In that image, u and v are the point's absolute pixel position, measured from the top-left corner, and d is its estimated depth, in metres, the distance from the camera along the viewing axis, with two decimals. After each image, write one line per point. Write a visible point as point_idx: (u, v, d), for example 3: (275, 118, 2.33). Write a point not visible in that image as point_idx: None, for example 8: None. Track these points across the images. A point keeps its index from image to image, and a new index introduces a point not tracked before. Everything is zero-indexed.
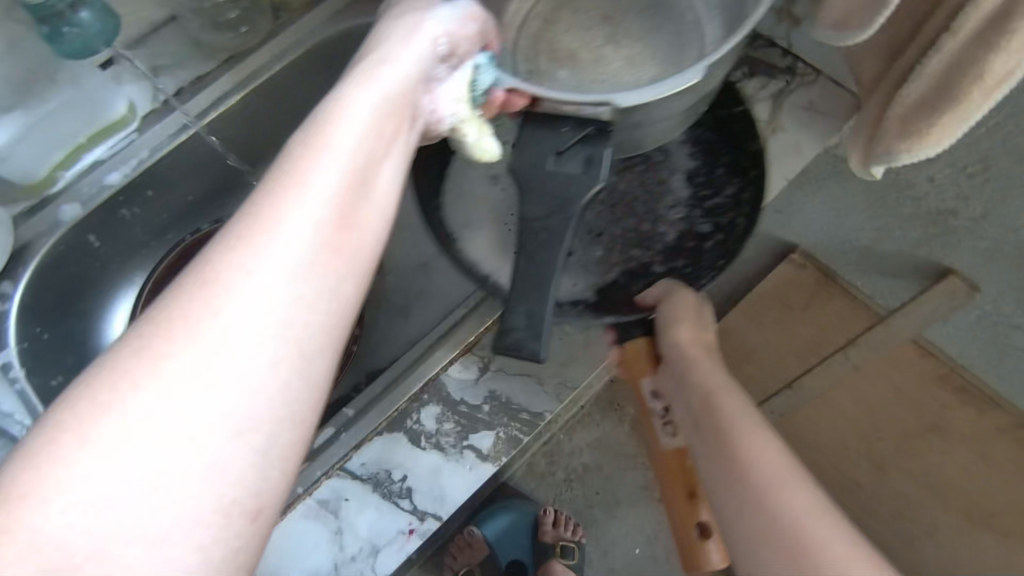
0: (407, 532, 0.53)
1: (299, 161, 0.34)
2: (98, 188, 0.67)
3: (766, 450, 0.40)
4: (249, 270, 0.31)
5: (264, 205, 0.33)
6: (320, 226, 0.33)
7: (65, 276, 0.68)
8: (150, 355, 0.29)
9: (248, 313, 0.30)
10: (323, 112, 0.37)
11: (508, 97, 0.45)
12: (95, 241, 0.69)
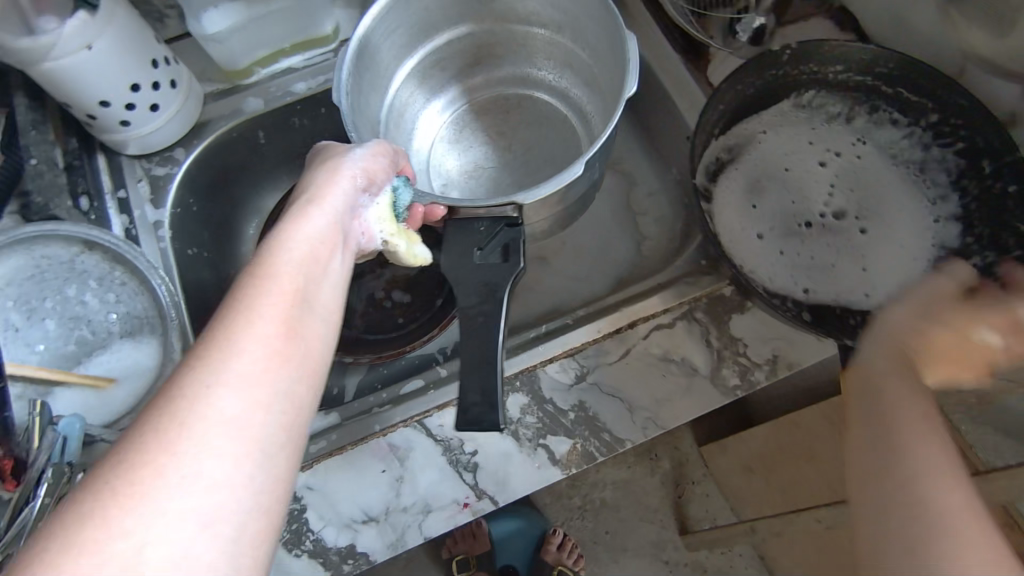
0: (461, 504, 0.53)
1: (248, 296, 0.36)
2: (284, 92, 0.71)
3: (949, 481, 0.33)
4: (201, 400, 0.31)
5: (218, 332, 0.34)
6: (266, 340, 0.34)
7: (229, 160, 0.72)
8: (121, 480, 0.28)
9: (209, 426, 0.31)
10: (268, 248, 0.40)
11: (429, 209, 0.55)
12: (261, 136, 0.72)
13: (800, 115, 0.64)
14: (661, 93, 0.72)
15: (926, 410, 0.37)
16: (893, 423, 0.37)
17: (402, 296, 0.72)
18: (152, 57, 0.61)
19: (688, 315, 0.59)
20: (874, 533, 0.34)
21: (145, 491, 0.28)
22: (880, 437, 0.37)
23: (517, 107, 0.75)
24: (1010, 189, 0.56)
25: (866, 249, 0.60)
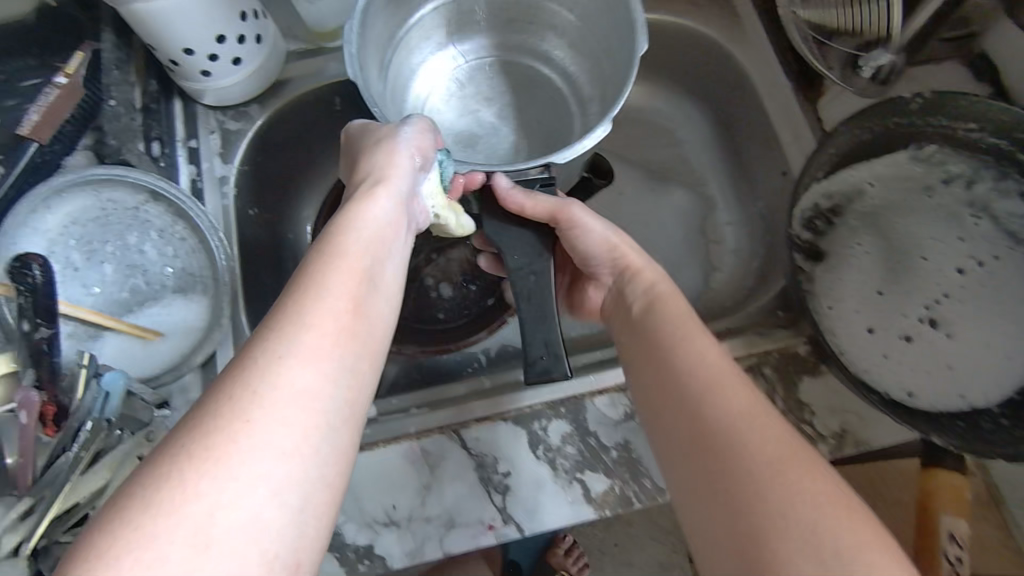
0: (486, 526, 0.51)
1: (320, 273, 0.37)
2: None
3: (748, 438, 0.38)
4: (268, 375, 0.33)
5: (289, 310, 0.35)
6: (333, 317, 0.36)
7: (303, 123, 0.70)
8: (198, 446, 0.30)
9: (278, 402, 0.32)
10: (338, 225, 0.40)
11: (469, 177, 0.52)
12: (337, 103, 0.70)
13: (914, 170, 0.59)
14: (761, 119, 0.67)
15: (738, 382, 0.42)
16: (690, 410, 0.42)
17: (449, 292, 0.70)
18: (241, 9, 0.59)
19: (753, 369, 0.55)
20: (699, 526, 0.39)
21: (218, 461, 0.30)
22: (691, 449, 0.41)
23: (530, 81, 0.68)
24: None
25: (953, 330, 0.56)
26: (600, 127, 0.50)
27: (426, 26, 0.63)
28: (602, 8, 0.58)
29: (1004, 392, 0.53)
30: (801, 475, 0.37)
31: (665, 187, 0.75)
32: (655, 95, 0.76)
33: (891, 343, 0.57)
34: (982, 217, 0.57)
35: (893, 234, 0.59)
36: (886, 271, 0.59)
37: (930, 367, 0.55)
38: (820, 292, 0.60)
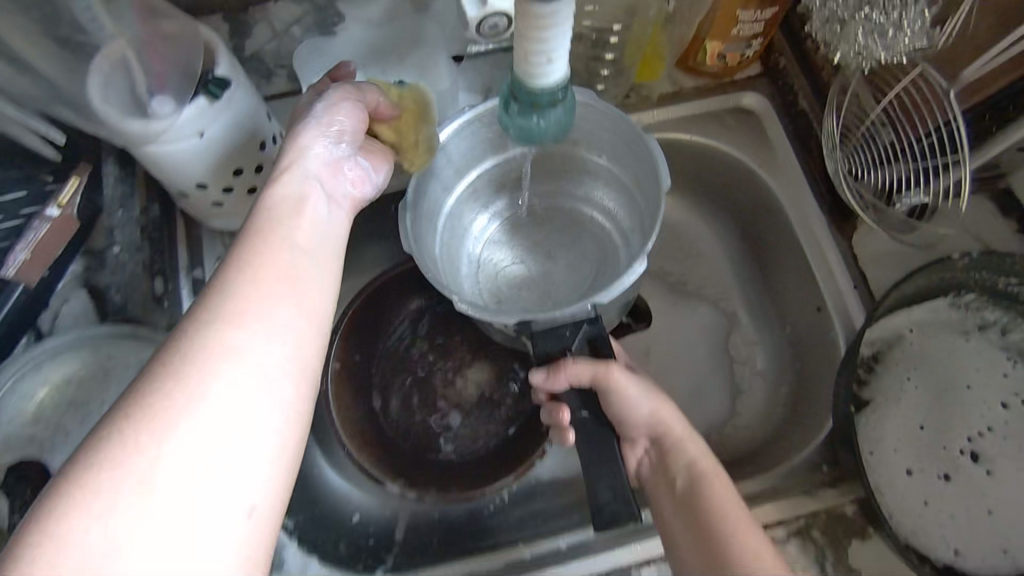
0: None
1: (265, 289, 0.36)
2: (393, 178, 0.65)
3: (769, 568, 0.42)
4: (234, 307, 0.34)
5: (208, 303, 0.34)
6: (252, 333, 0.34)
7: None
8: (118, 446, 0.30)
9: (245, 350, 0.33)
10: (261, 218, 0.39)
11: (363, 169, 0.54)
12: None
13: (952, 315, 0.58)
14: (792, 246, 0.66)
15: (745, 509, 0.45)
16: (706, 531, 0.44)
17: (457, 421, 0.69)
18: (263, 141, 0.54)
19: (803, 531, 0.54)
20: None
21: (150, 431, 0.30)
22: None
23: (573, 227, 0.66)
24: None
25: (994, 468, 0.55)
26: (639, 263, 0.52)
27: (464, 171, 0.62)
28: (625, 140, 0.58)
29: None
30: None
31: (689, 302, 0.73)
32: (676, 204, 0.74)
33: (929, 471, 0.55)
34: (1018, 362, 0.57)
35: (936, 369, 0.58)
36: (932, 412, 0.57)
37: (970, 516, 0.54)
38: (863, 436, 0.57)
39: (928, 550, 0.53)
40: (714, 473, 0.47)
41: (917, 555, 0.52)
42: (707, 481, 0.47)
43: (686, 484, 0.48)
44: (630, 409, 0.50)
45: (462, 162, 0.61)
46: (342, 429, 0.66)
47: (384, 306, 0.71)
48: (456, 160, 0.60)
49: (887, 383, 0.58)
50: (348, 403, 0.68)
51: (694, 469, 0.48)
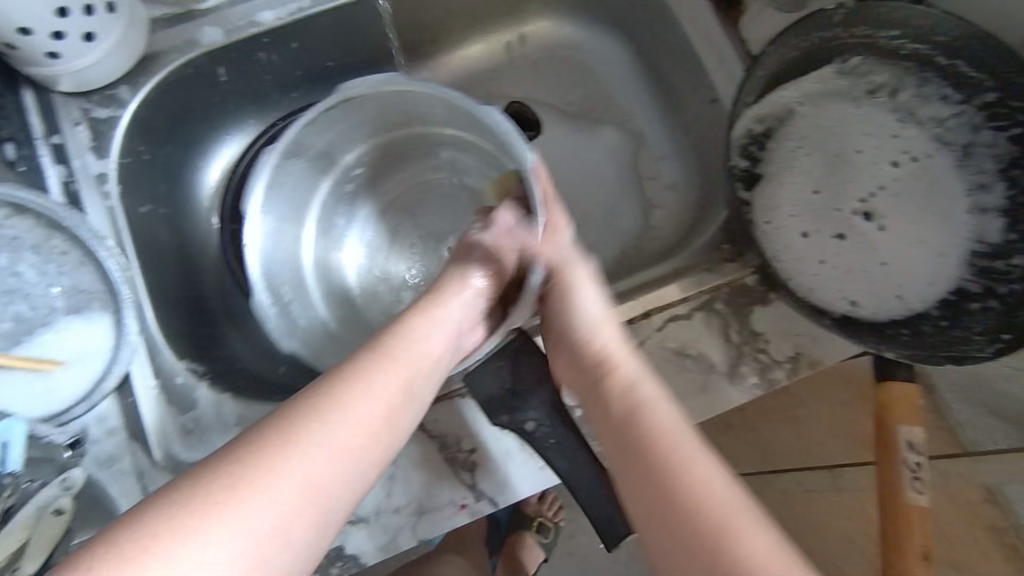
0: (458, 506, 0.50)
1: (387, 362, 0.42)
2: (246, 22, 0.61)
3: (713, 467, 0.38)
4: (385, 367, 0.42)
5: (365, 371, 0.41)
6: (383, 403, 0.41)
7: (183, 101, 0.62)
8: (266, 441, 0.37)
9: (344, 418, 0.39)
10: (417, 321, 0.46)
11: None
12: (222, 74, 0.63)
13: (840, 83, 0.59)
14: (682, 43, 0.64)
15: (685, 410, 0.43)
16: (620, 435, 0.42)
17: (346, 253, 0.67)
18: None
19: (707, 306, 0.54)
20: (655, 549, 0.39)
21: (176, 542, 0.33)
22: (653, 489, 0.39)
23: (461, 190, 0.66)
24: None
25: (884, 223, 0.56)
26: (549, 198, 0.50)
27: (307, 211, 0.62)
28: (415, 104, 0.57)
29: (941, 293, 0.54)
30: (766, 534, 0.35)
31: (595, 127, 0.73)
32: (565, 32, 0.73)
33: (817, 227, 0.56)
34: (907, 124, 0.58)
35: (825, 135, 0.58)
36: (823, 177, 0.57)
37: (863, 267, 0.55)
38: (759, 208, 0.57)
39: (825, 304, 0.54)
40: (651, 405, 0.42)
41: (815, 310, 0.54)
42: (643, 422, 0.41)
43: (612, 426, 0.42)
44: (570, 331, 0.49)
45: (276, 224, 0.59)
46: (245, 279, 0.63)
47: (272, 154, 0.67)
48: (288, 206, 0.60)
49: (780, 157, 0.59)
50: None
51: (614, 401, 0.43)
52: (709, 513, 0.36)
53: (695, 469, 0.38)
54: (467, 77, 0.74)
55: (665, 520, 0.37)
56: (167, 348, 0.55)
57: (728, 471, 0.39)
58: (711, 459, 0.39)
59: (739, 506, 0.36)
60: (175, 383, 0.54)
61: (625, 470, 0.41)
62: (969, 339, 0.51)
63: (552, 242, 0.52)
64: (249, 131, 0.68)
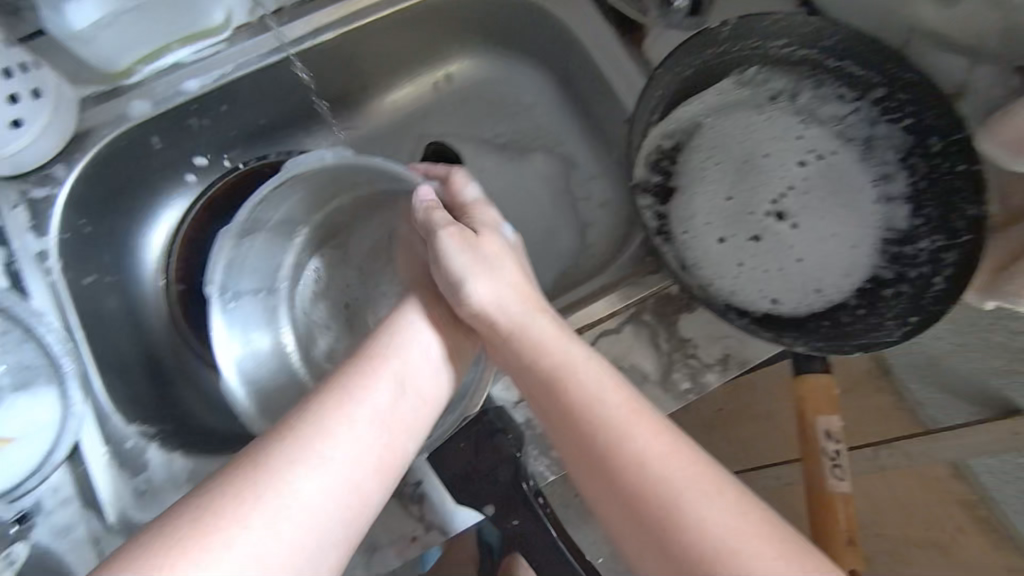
0: (411, 538, 0.54)
1: (346, 395, 0.43)
2: (173, 92, 0.62)
3: (652, 442, 0.39)
4: (355, 395, 0.44)
5: (328, 407, 0.43)
6: (372, 423, 0.43)
7: (119, 173, 0.64)
8: (273, 458, 0.40)
9: (337, 442, 0.41)
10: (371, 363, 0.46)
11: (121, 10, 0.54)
12: (156, 142, 0.65)
13: (742, 92, 0.60)
14: (596, 68, 0.67)
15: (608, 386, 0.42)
16: (565, 420, 0.42)
17: None
18: (33, 86, 0.56)
19: (635, 318, 0.56)
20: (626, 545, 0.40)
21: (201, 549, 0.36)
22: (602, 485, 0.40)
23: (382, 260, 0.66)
24: (959, 169, 0.51)
25: (798, 221, 0.58)
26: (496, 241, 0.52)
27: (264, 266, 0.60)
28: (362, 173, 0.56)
29: (857, 283, 0.56)
30: (711, 490, 0.37)
31: (523, 155, 0.75)
32: (490, 65, 0.75)
33: (732, 232, 0.58)
34: (809, 124, 0.59)
35: (734, 143, 0.60)
36: (735, 183, 0.59)
37: (780, 266, 0.57)
38: (677, 219, 0.59)
39: (747, 305, 0.56)
40: (582, 382, 0.43)
41: (735, 312, 0.56)
42: (580, 398, 0.42)
43: (548, 400, 0.44)
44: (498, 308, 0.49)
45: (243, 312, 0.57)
46: (194, 342, 0.66)
47: (215, 211, 0.69)
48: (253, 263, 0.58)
49: (692, 167, 0.60)
50: (201, 319, 0.68)
51: (544, 380, 0.44)
52: (649, 481, 0.38)
53: (635, 436, 0.39)
54: (395, 117, 0.76)
55: (596, 474, 0.40)
56: (116, 413, 0.58)
57: (670, 428, 0.41)
58: (652, 421, 0.40)
59: (681, 463, 0.38)
60: (126, 447, 0.58)
61: (572, 449, 0.42)
62: (880, 326, 0.53)
63: (504, 264, 0.50)
64: (189, 191, 0.71)
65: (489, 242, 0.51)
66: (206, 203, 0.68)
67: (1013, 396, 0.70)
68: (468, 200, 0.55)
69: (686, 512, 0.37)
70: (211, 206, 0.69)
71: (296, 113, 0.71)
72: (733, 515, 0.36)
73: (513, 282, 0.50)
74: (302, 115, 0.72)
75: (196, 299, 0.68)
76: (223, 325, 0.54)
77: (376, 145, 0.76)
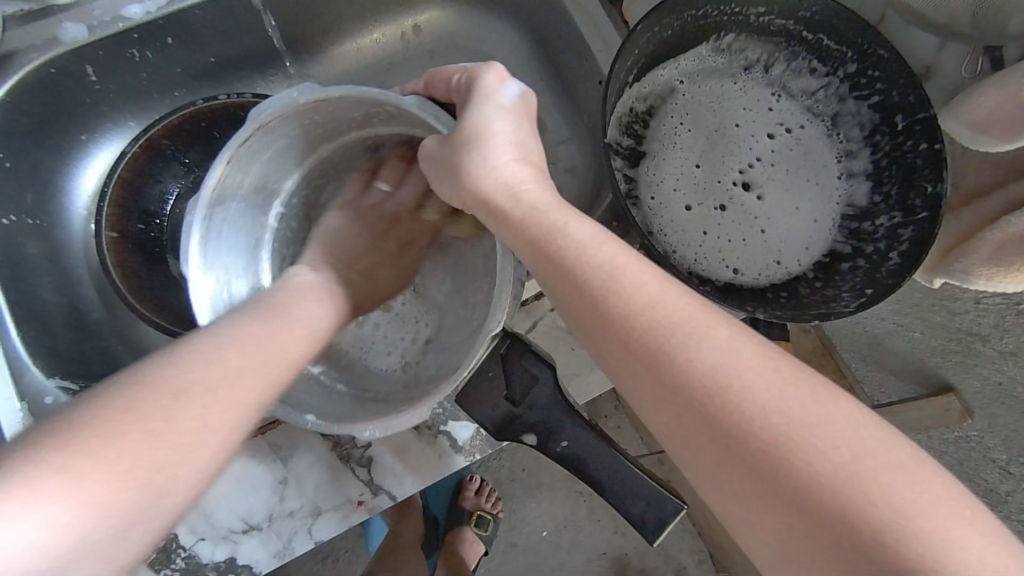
0: (355, 503, 0.52)
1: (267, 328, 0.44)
2: (113, 17, 0.57)
3: (646, 288, 0.35)
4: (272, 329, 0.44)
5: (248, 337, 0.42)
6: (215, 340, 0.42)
7: (47, 105, 0.59)
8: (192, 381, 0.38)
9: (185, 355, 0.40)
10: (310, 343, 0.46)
11: None
12: (90, 73, 0.59)
13: (717, 60, 0.60)
14: (570, 28, 0.65)
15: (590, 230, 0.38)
16: (558, 270, 0.38)
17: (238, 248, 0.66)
18: None
19: None
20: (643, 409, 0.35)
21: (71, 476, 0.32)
22: (607, 338, 0.35)
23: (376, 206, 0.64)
24: (919, 148, 0.53)
25: (764, 192, 0.58)
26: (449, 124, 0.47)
27: (238, 254, 0.55)
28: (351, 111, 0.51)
29: (816, 256, 0.57)
30: (714, 333, 0.33)
31: None
32: (460, 20, 0.73)
33: (699, 199, 0.58)
34: (781, 97, 0.61)
35: (706, 111, 0.60)
36: (705, 151, 0.59)
37: (744, 237, 0.57)
38: (645, 184, 0.59)
39: (710, 274, 0.57)
40: (569, 235, 0.38)
41: (699, 280, 0.56)
42: (567, 251, 0.37)
43: (535, 259, 0.39)
44: (490, 174, 0.43)
45: (225, 267, 0.54)
46: (127, 291, 0.62)
47: (158, 153, 0.64)
48: (224, 255, 0.53)
49: (663, 132, 0.60)
50: (137, 268, 0.63)
51: (528, 237, 0.40)
52: (648, 332, 0.34)
53: (623, 287, 0.35)
54: (359, 68, 0.72)
55: (601, 326, 0.36)
56: (34, 366, 0.54)
57: (665, 277, 0.36)
58: (647, 273, 0.36)
59: (678, 311, 0.34)
60: (45, 403, 0.53)
61: (570, 305, 0.38)
62: (837, 297, 0.54)
63: (497, 113, 0.45)
64: (128, 130, 0.66)
65: (511, 107, 0.46)
66: (148, 144, 0.63)
67: (946, 375, 0.74)
68: (460, 69, 0.48)
69: (691, 365, 0.32)
70: (153, 147, 0.63)
71: (250, 54, 0.67)
72: (740, 360, 0.32)
73: (507, 137, 0.45)
74: (258, 57, 0.68)
75: (131, 247, 0.64)
76: (209, 281, 0.51)
77: None
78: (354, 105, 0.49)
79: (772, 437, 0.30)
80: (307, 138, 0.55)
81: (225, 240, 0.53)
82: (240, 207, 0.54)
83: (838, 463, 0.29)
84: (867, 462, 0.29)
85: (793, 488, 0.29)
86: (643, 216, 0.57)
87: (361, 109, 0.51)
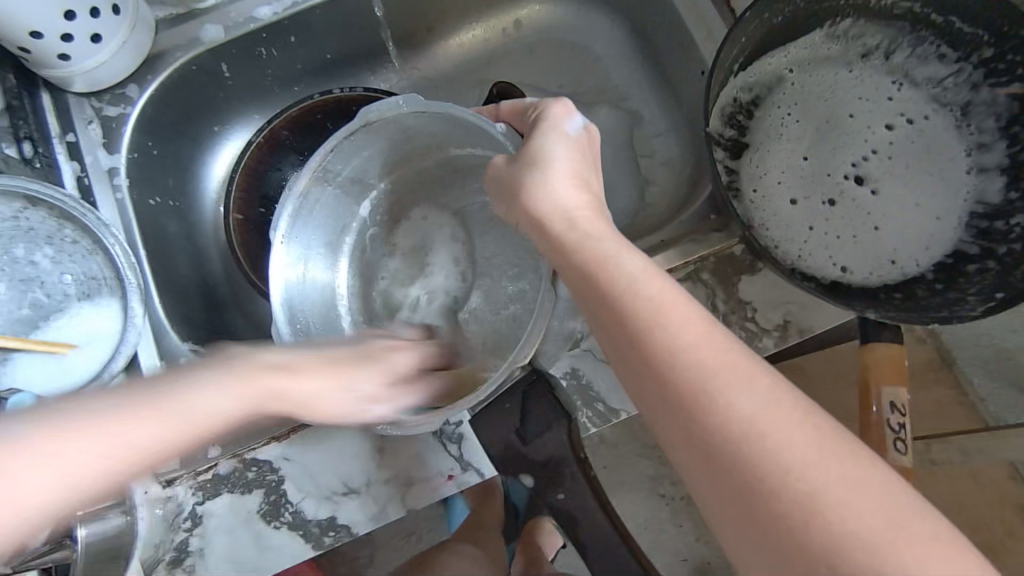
0: (446, 477, 0.55)
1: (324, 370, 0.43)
2: (245, 18, 0.62)
3: (685, 330, 0.34)
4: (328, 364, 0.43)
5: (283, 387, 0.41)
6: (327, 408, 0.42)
7: (190, 97, 0.65)
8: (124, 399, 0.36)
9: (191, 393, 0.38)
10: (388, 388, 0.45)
11: None
12: (225, 70, 0.65)
13: (832, 48, 0.57)
14: (671, 18, 0.64)
15: (642, 267, 0.38)
16: (607, 311, 0.36)
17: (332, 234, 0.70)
18: (113, 2, 0.56)
19: (693, 276, 0.55)
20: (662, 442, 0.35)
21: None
22: (642, 377, 0.35)
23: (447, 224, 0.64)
24: None
25: (880, 187, 0.55)
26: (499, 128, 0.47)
27: (327, 243, 0.59)
28: (439, 126, 0.53)
29: (937, 257, 0.53)
30: (754, 381, 0.32)
31: (590, 107, 0.73)
32: (561, 13, 0.73)
33: (806, 192, 0.56)
34: (903, 86, 0.56)
35: (820, 100, 0.57)
36: (814, 142, 0.57)
37: (855, 233, 0.54)
38: (747, 176, 0.57)
39: (815, 271, 0.54)
40: (618, 268, 0.37)
41: (802, 276, 0.53)
42: (614, 284, 0.37)
43: (587, 296, 0.38)
44: (552, 201, 0.42)
45: (306, 252, 0.56)
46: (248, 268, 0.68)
47: (279, 143, 0.69)
48: (314, 235, 0.57)
49: (768, 123, 0.58)
50: (256, 247, 0.69)
51: (582, 272, 0.38)
52: (687, 370, 0.33)
53: (665, 322, 0.35)
54: (464, 62, 0.75)
55: (635, 367, 0.35)
56: (171, 332, 0.60)
57: (711, 318, 0.36)
58: (689, 312, 0.35)
59: (713, 353, 0.33)
60: (179, 363, 0.59)
61: (608, 341, 0.37)
62: (960, 300, 0.50)
63: (559, 143, 0.44)
64: (254, 122, 0.71)
65: (576, 138, 0.45)
66: (268, 135, 0.68)
67: None
68: (533, 100, 0.47)
69: (722, 412, 0.32)
70: (274, 137, 0.69)
71: (362, 50, 0.71)
72: (773, 412, 0.32)
73: (565, 167, 0.43)
74: (369, 53, 0.72)
75: (254, 228, 0.69)
76: (285, 257, 0.53)
77: (438, 90, 0.75)
78: (448, 118, 0.51)
79: (794, 489, 0.30)
80: (398, 148, 0.58)
81: (313, 219, 0.56)
82: (337, 194, 0.57)
83: (869, 526, 0.29)
84: (902, 531, 0.29)
85: (803, 545, 0.29)
86: (741, 209, 0.55)
87: (442, 123, 0.53)
